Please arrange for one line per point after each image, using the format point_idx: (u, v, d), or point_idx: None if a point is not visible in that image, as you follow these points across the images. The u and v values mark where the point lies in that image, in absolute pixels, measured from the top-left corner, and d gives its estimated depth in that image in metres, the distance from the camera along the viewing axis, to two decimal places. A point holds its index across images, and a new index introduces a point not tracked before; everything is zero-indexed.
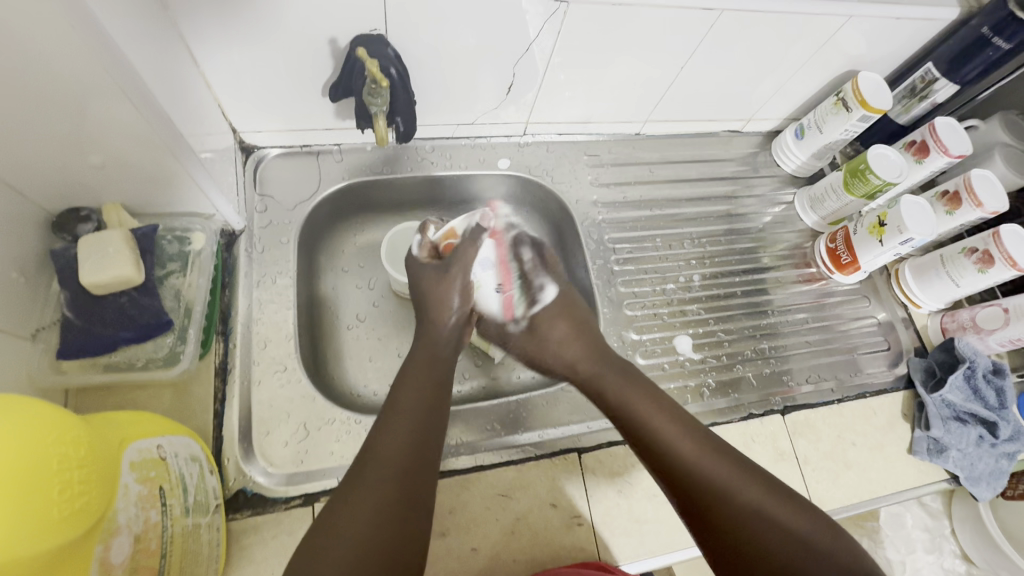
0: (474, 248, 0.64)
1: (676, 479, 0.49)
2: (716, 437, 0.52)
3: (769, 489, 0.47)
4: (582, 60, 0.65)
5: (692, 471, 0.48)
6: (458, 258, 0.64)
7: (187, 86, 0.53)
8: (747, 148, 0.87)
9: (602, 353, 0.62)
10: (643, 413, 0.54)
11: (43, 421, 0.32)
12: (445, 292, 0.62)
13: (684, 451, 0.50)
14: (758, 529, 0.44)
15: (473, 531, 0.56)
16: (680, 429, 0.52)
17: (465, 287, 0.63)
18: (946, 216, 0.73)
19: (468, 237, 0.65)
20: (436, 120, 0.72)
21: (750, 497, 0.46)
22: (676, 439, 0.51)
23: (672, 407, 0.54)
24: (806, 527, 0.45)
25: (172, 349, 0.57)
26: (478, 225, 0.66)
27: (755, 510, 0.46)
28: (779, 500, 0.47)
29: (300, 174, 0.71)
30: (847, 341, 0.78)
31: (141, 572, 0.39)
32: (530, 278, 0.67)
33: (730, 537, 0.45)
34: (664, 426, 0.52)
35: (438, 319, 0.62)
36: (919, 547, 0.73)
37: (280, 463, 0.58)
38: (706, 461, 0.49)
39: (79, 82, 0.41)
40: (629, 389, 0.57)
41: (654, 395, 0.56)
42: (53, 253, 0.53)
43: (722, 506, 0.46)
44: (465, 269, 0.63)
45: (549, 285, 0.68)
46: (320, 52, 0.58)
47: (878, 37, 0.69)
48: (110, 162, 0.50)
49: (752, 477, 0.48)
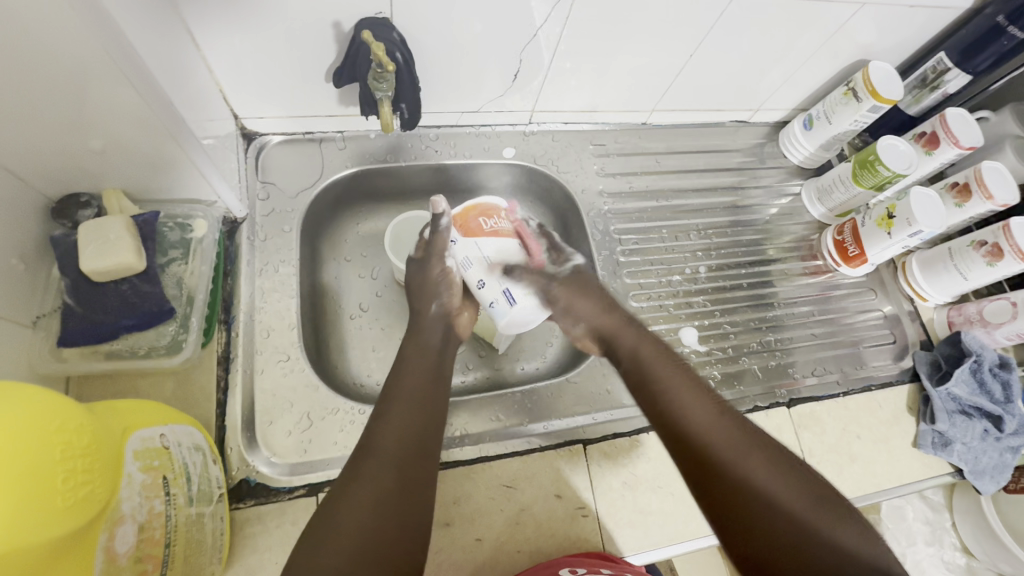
0: (445, 241, 0.60)
1: (691, 450, 0.49)
2: (737, 413, 0.52)
3: (783, 468, 0.47)
4: (590, 48, 0.64)
5: (707, 441, 0.49)
6: (434, 250, 0.61)
7: (188, 69, 0.52)
8: (754, 138, 0.86)
9: (621, 324, 0.62)
10: (667, 389, 0.54)
11: (45, 409, 0.32)
12: (427, 283, 0.62)
13: (701, 423, 0.50)
14: (765, 513, 0.45)
15: (476, 522, 0.56)
16: (700, 403, 0.52)
17: (444, 277, 0.61)
18: (956, 209, 0.73)
19: (434, 230, 0.60)
20: (440, 108, 0.71)
21: (758, 479, 0.46)
22: (697, 414, 0.51)
23: (699, 380, 0.55)
24: (815, 510, 0.45)
25: (174, 338, 0.56)
26: (435, 216, 0.59)
27: (763, 492, 0.46)
28: (791, 479, 0.47)
29: (303, 162, 0.70)
30: (853, 334, 0.77)
31: (145, 561, 0.39)
32: (556, 250, 0.64)
33: (739, 514, 0.45)
34: (686, 395, 0.53)
35: (423, 311, 0.61)
36: (920, 541, 0.70)
37: (283, 452, 0.57)
38: (721, 437, 0.49)
39: (79, 66, 0.40)
40: (656, 357, 0.57)
41: (680, 368, 0.56)
42: (52, 239, 0.52)
43: (730, 482, 0.47)
44: (441, 258, 0.61)
45: (577, 256, 0.65)
46: (324, 38, 0.57)
47: (890, 26, 0.68)
48: (110, 147, 0.49)
49: (767, 459, 0.48)
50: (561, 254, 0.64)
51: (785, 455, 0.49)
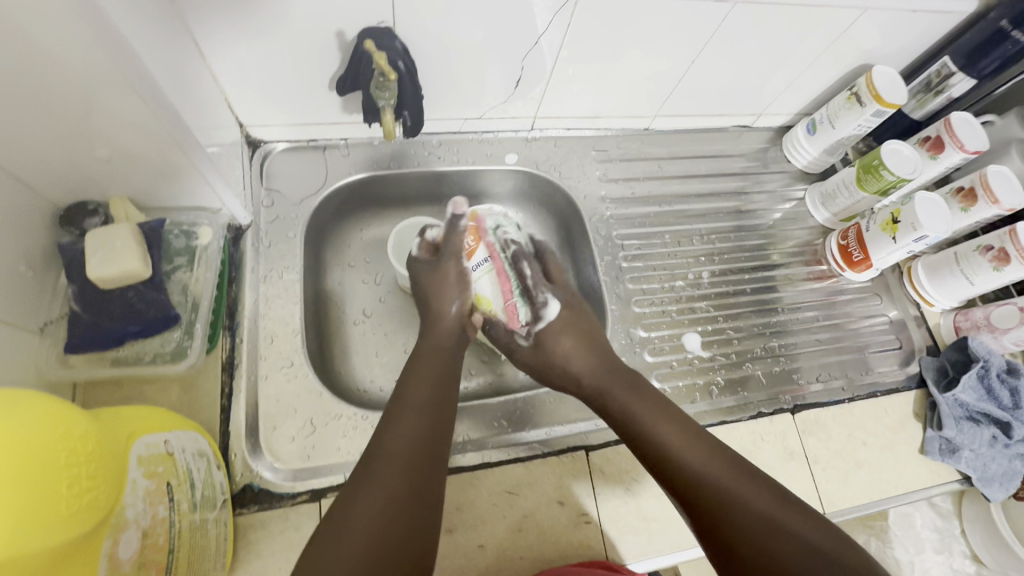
0: (461, 240, 0.61)
1: (682, 491, 0.48)
2: (724, 445, 0.51)
3: (779, 500, 0.46)
4: (591, 54, 0.64)
5: (700, 478, 0.48)
6: (449, 248, 0.62)
7: (194, 79, 0.53)
8: (757, 143, 0.86)
9: (603, 357, 0.61)
10: (649, 424, 0.53)
11: (49, 417, 0.32)
12: (442, 285, 0.61)
13: (689, 462, 0.49)
14: (766, 539, 0.43)
15: (480, 527, 0.56)
16: (684, 435, 0.52)
17: (461, 277, 0.61)
18: (961, 213, 0.72)
19: (450, 230, 0.62)
20: (443, 115, 0.72)
21: (754, 506, 0.46)
22: (682, 449, 0.50)
23: (682, 420, 0.54)
24: (807, 533, 0.44)
25: (179, 344, 0.57)
26: (454, 216, 0.61)
27: (760, 518, 0.45)
28: (783, 505, 0.46)
29: (308, 169, 0.71)
30: (858, 339, 0.77)
31: (148, 567, 0.39)
32: (533, 292, 0.62)
33: (738, 543, 0.44)
34: (671, 437, 0.52)
35: (440, 313, 0.61)
36: (929, 549, 0.72)
37: (287, 458, 0.58)
38: (711, 470, 0.48)
39: (85, 78, 0.41)
40: (634, 397, 0.56)
41: (661, 403, 0.55)
42: (60, 246, 0.53)
43: (727, 518, 0.45)
44: (458, 258, 0.61)
45: (553, 300, 0.62)
46: (328, 47, 0.57)
47: (893, 31, 0.68)
48: (116, 155, 0.50)
49: (761, 488, 0.47)
50: (538, 297, 0.62)
51: (775, 483, 0.48)
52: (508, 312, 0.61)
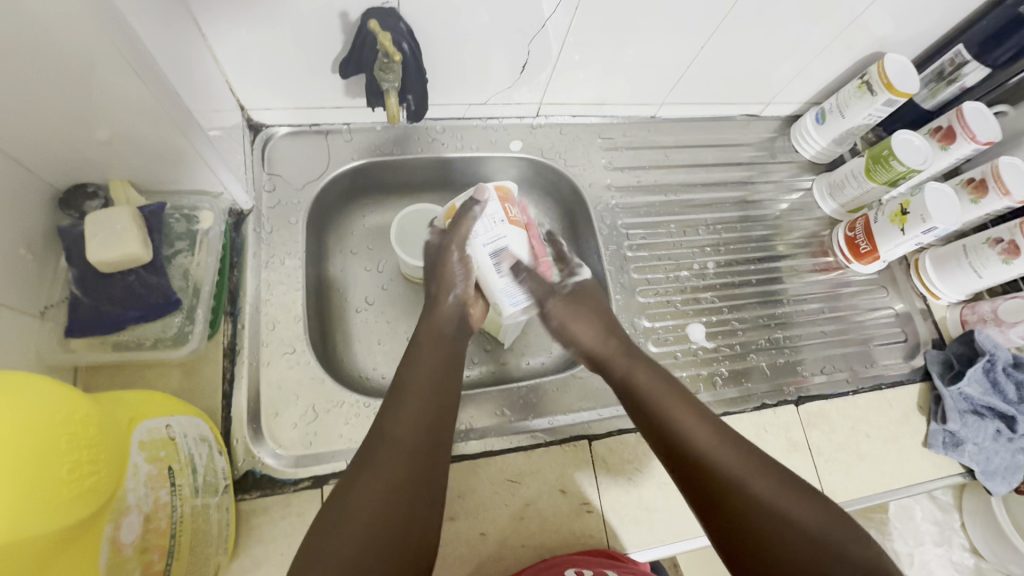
0: (470, 225, 0.58)
1: (690, 474, 0.48)
2: (732, 431, 0.50)
3: (786, 486, 0.46)
4: (598, 38, 0.63)
5: (704, 464, 0.47)
6: (455, 233, 0.59)
7: (195, 60, 0.52)
8: (764, 133, 0.85)
9: (616, 333, 0.61)
10: (660, 403, 0.52)
11: (49, 400, 0.32)
12: (446, 269, 0.60)
13: (697, 444, 0.48)
14: (771, 523, 0.43)
15: (481, 515, 0.56)
16: (691, 417, 0.51)
17: (462, 263, 0.60)
18: (971, 205, 0.72)
19: (464, 213, 0.59)
20: (447, 100, 0.70)
21: (760, 488, 0.45)
22: (688, 431, 0.49)
23: (690, 400, 0.53)
24: (812, 519, 0.43)
25: (181, 329, 0.56)
26: (472, 200, 0.59)
27: (765, 500, 0.44)
28: (789, 491, 0.45)
29: (310, 154, 0.70)
30: (862, 332, 0.77)
31: (151, 552, 0.39)
32: (566, 258, 0.66)
33: (740, 525, 0.44)
34: (680, 417, 0.51)
35: (439, 298, 0.60)
36: (928, 541, 0.69)
37: (289, 444, 0.57)
38: (716, 452, 0.48)
39: (84, 56, 0.40)
40: (644, 375, 0.56)
41: (671, 384, 0.54)
42: (60, 229, 0.52)
43: (734, 500, 0.45)
44: (461, 244, 0.59)
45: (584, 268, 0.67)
46: (331, 28, 0.56)
47: (906, 18, 0.66)
48: (117, 137, 0.49)
49: (770, 474, 0.46)
50: (570, 263, 0.66)
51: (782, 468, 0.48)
52: (543, 266, 0.62)
